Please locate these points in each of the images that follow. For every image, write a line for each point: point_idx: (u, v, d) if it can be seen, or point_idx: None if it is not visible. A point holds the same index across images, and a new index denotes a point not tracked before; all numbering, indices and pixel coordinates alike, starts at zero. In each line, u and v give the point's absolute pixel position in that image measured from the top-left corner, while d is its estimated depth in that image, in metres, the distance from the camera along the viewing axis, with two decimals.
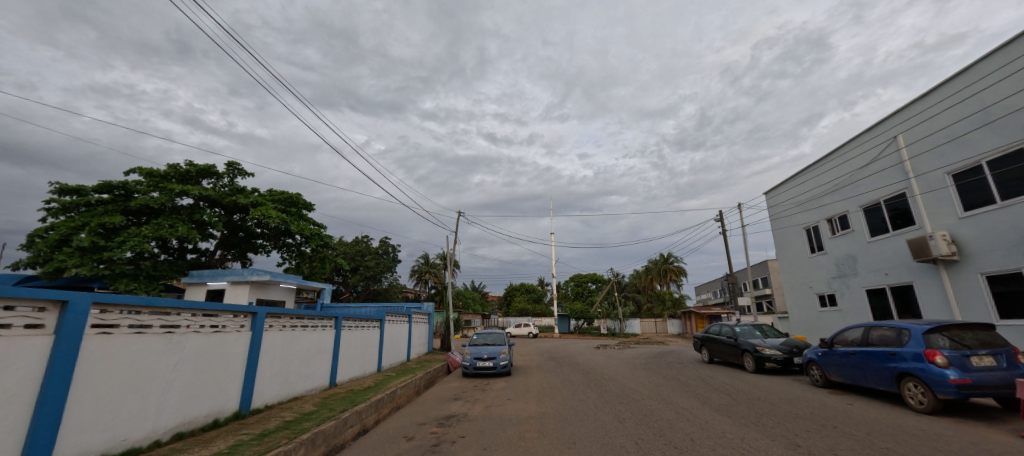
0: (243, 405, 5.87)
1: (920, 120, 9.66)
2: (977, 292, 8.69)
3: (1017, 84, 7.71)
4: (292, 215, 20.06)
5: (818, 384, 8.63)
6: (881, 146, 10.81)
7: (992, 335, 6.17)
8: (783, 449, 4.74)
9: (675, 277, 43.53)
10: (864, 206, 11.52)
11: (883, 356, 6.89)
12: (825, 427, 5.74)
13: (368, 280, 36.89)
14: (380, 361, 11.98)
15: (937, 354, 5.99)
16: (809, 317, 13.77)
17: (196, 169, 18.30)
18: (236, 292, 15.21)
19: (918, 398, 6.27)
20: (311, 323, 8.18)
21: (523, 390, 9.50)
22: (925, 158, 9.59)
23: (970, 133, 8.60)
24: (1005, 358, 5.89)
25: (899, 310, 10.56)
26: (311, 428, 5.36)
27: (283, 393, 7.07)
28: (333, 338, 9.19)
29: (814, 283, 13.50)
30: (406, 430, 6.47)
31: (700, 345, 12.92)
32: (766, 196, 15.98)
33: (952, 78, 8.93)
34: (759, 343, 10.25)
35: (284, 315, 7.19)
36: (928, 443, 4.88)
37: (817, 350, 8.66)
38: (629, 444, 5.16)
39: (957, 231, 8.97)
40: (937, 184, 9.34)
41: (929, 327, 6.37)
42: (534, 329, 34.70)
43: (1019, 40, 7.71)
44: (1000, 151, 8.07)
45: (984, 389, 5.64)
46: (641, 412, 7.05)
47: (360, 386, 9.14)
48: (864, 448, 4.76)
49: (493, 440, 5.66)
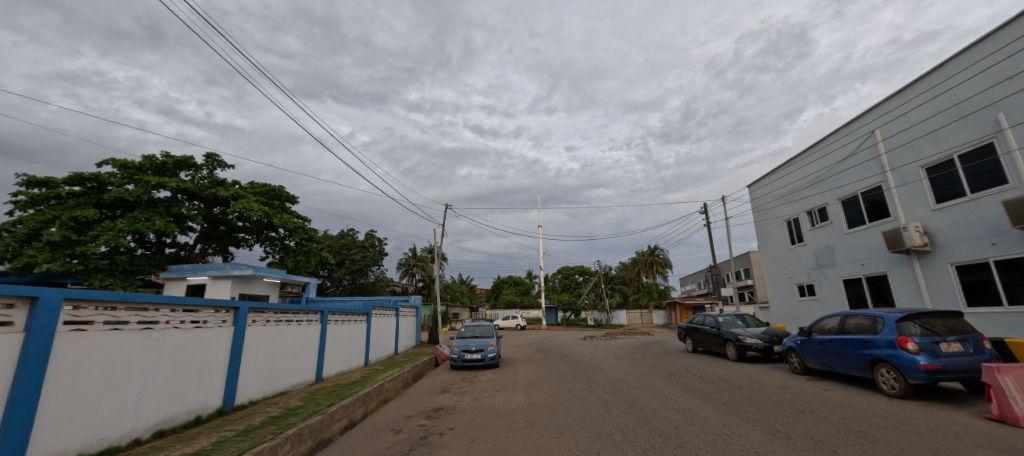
0: (226, 401, 5.77)
1: (897, 115, 9.93)
2: (947, 282, 9.04)
3: (989, 79, 7.96)
4: (275, 208, 19.62)
5: (796, 371, 8.91)
6: (859, 140, 11.09)
7: (961, 322, 6.42)
8: (763, 434, 4.88)
9: (661, 269, 43.97)
10: (842, 198, 11.83)
11: (858, 343, 7.15)
12: (803, 412, 5.94)
13: (355, 274, 36.49)
14: (367, 355, 11.89)
15: (909, 341, 6.24)
16: (788, 306, 14.18)
17: (173, 161, 17.73)
18: (217, 287, 14.86)
19: (890, 383, 6.52)
20: (295, 318, 8.04)
21: (511, 382, 9.58)
22: (901, 152, 9.86)
23: (942, 128, 8.87)
24: (972, 344, 6.13)
25: (874, 299, 10.92)
26: (297, 424, 5.30)
27: (268, 388, 6.96)
28: (319, 333, 9.08)
29: (794, 273, 13.87)
30: (393, 423, 6.46)
31: (684, 335, 13.17)
32: (749, 188, 16.24)
33: (927, 74, 9.20)
34: (741, 332, 10.50)
35: (267, 310, 7.05)
36: (899, 426, 5.09)
37: (797, 338, 8.91)
38: (616, 432, 5.27)
39: (930, 223, 9.29)
40: (911, 177, 9.64)
41: (902, 315, 6.60)
42: (522, 322, 35.07)
43: (989, 39, 7.97)
44: (971, 146, 8.35)
45: (952, 374, 5.88)
46: (626, 401, 7.18)
47: (347, 381, 9.06)
48: (839, 431, 4.93)
49: (481, 431, 5.69)
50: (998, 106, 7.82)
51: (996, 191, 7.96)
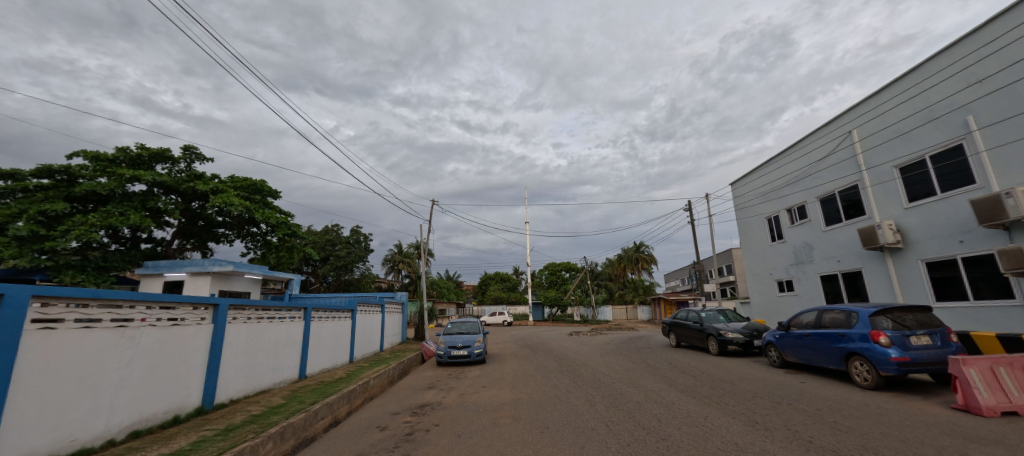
0: (205, 400, 5.63)
1: (873, 116, 10.24)
2: (918, 278, 9.38)
3: (960, 82, 8.24)
4: (256, 203, 19.13)
5: (775, 365, 9.15)
6: (837, 141, 11.40)
7: (929, 317, 6.68)
8: (742, 426, 5.02)
9: (647, 266, 43.13)
10: (821, 197, 12.14)
11: (834, 337, 7.38)
12: (780, 404, 6.11)
13: (339, 271, 35.94)
14: (352, 352, 11.75)
15: (881, 334, 6.48)
16: (768, 301, 14.54)
17: (149, 153, 17.14)
18: (196, 283, 14.46)
19: (864, 375, 6.75)
20: (277, 315, 7.90)
21: (498, 378, 9.61)
22: (877, 152, 10.17)
23: (915, 129, 9.18)
24: (940, 337, 6.38)
25: (849, 294, 11.28)
26: (279, 422, 5.21)
27: (249, 387, 6.82)
28: (302, 330, 8.93)
29: (774, 270, 14.22)
30: (378, 420, 6.41)
31: (668, 331, 13.38)
32: (732, 186, 16.54)
33: (901, 77, 9.50)
34: (723, 327, 10.71)
35: (248, 307, 6.89)
36: (871, 416, 5.29)
37: (776, 333, 9.14)
38: (601, 426, 5.34)
39: (903, 221, 9.62)
40: (886, 177, 9.97)
41: (875, 310, 6.83)
42: (509, 318, 35.10)
43: (961, 43, 8.25)
44: (942, 147, 8.66)
45: (921, 366, 6.13)
46: (611, 395, 7.27)
47: (331, 378, 8.94)
48: (814, 422, 5.10)
49: (467, 426, 5.70)
50: (968, 108, 8.13)
51: (964, 191, 8.27)
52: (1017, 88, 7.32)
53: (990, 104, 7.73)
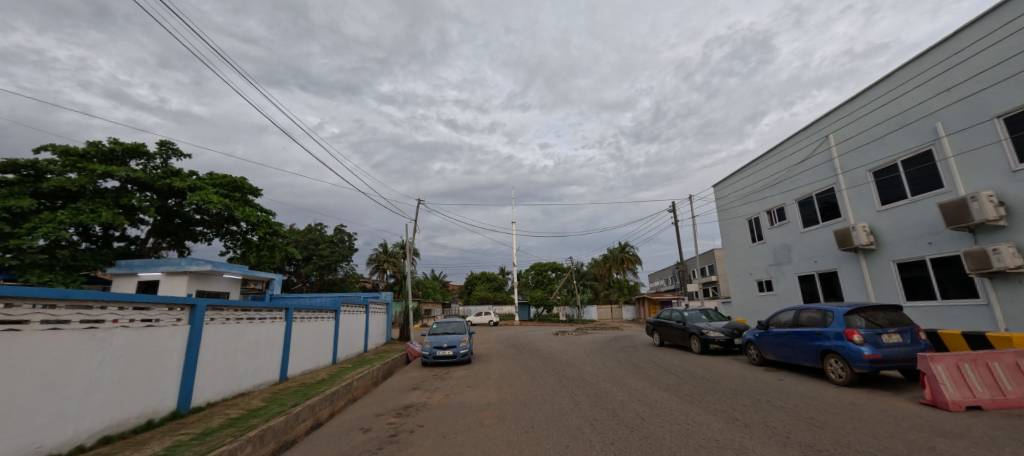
0: (181, 403, 5.46)
1: (848, 121, 10.58)
2: (890, 278, 9.73)
3: (930, 90, 8.58)
4: (236, 201, 18.65)
5: (755, 362, 9.37)
6: (814, 145, 11.74)
7: (900, 315, 6.93)
8: (722, 423, 5.12)
9: (632, 265, 43.18)
10: (799, 199, 12.48)
11: (811, 335, 7.59)
12: (759, 401, 6.26)
13: (323, 270, 35.33)
14: (335, 353, 11.55)
15: (855, 333, 6.71)
16: (748, 301, 14.88)
17: (122, 148, 16.54)
18: (172, 283, 14.04)
19: (838, 372, 6.97)
20: (258, 316, 7.72)
21: (483, 378, 9.58)
22: (852, 156, 10.51)
23: (888, 135, 9.53)
24: (910, 335, 6.63)
25: (826, 294, 11.63)
26: (259, 425, 5.08)
27: (228, 390, 6.64)
28: (284, 331, 8.74)
29: (754, 270, 14.55)
30: (361, 422, 6.32)
31: (651, 330, 13.56)
32: (714, 188, 16.87)
33: (875, 84, 9.84)
34: (705, 326, 10.92)
35: (227, 308, 6.72)
36: (846, 411, 5.46)
37: (755, 331, 9.36)
38: (585, 425, 5.37)
39: (875, 223, 9.98)
40: (860, 180, 10.31)
41: (849, 309, 7.06)
42: (495, 318, 35.09)
43: (931, 52, 8.59)
44: (913, 152, 9.01)
45: (892, 363, 6.37)
46: (595, 394, 7.34)
47: (313, 380, 8.78)
48: (792, 418, 5.23)
49: (452, 427, 5.66)
50: (936, 115, 8.48)
51: (933, 194, 8.61)
52: (982, 97, 7.66)
53: (958, 111, 8.07)
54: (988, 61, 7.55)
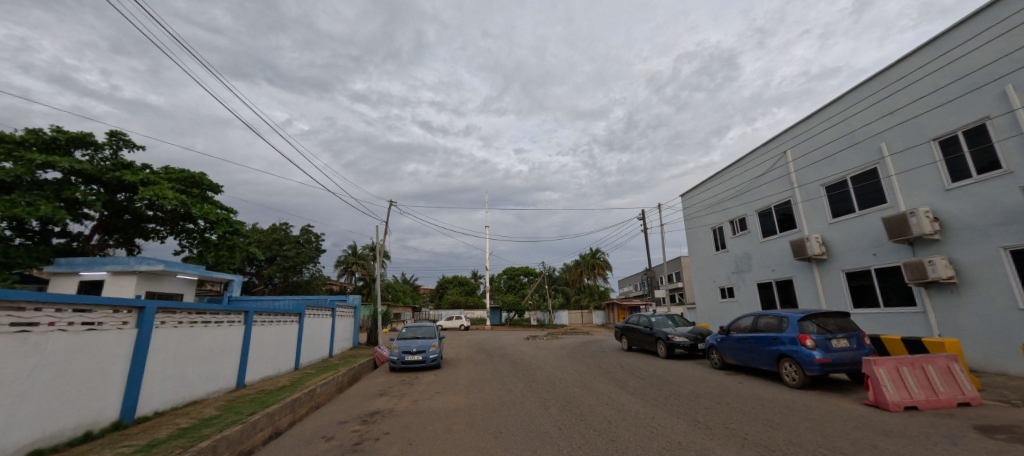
0: (125, 413, 5.07)
1: (803, 139, 11.28)
2: (839, 286, 10.39)
3: (876, 113, 9.28)
4: (194, 197, 17.66)
5: (717, 366, 9.73)
6: (773, 160, 12.42)
7: (848, 321, 7.40)
8: (685, 425, 5.29)
9: (602, 271, 43.98)
10: (759, 210, 13.15)
11: (768, 340, 7.97)
12: (720, 403, 6.51)
13: (287, 272, 33.96)
14: (298, 358, 11.10)
15: (808, 338, 7.10)
16: (712, 307, 15.48)
17: (66, 137, 15.35)
18: (119, 284, 13.10)
19: (791, 375, 7.35)
20: (214, 319, 7.33)
21: (453, 383, 9.47)
22: (807, 172, 11.19)
23: (839, 153, 10.22)
24: (856, 340, 7.09)
25: (782, 300, 12.25)
26: (211, 435, 4.80)
27: (179, 398, 6.24)
28: (242, 335, 8.33)
29: (717, 277, 15.16)
30: (324, 430, 6.09)
31: (620, 335, 13.84)
32: (681, 198, 17.51)
33: (827, 106, 10.56)
34: (671, 332, 11.25)
35: (179, 311, 6.34)
36: (798, 413, 5.77)
37: (717, 336, 9.73)
38: (553, 430, 5.41)
39: (827, 234, 10.64)
40: (814, 194, 10.99)
41: (803, 315, 7.47)
42: (466, 322, 34.80)
43: (877, 78, 9.30)
44: (860, 169, 9.70)
45: (840, 366, 6.79)
46: (564, 398, 7.40)
47: (273, 386, 8.39)
48: (749, 420, 5.47)
49: (419, 434, 5.55)
50: (881, 136, 9.17)
51: (878, 209, 9.28)
52: (920, 121, 8.35)
53: (899, 134, 8.76)
54: (926, 89, 8.24)
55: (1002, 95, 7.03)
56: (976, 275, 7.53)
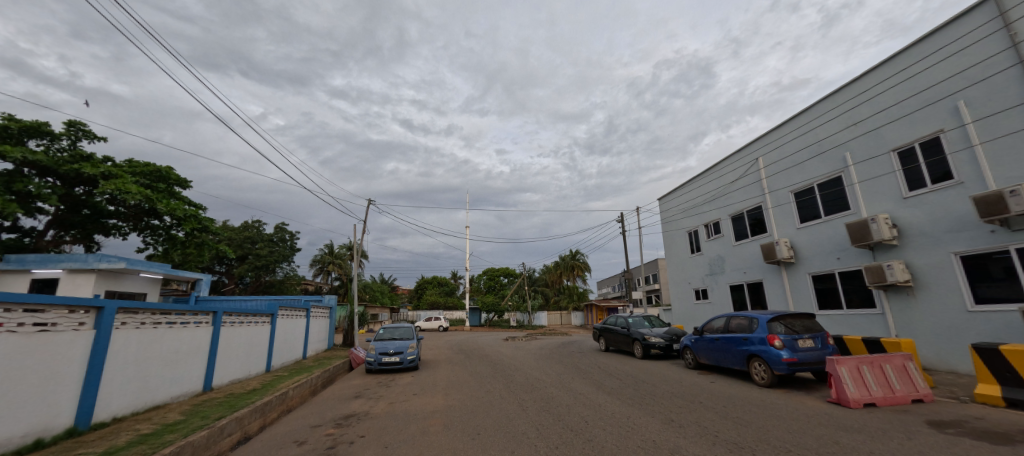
0: (80, 419, 4.80)
1: (774, 147, 11.73)
2: (805, 289, 10.84)
3: (841, 124, 9.75)
4: (160, 192, 16.87)
5: (690, 366, 9.98)
6: (746, 166, 12.86)
7: (813, 322, 7.73)
8: (660, 424, 5.41)
9: (581, 273, 44.52)
10: (732, 215, 13.58)
11: (739, 340, 8.24)
12: (693, 402, 6.68)
13: (259, 271, 32.88)
14: (270, 360, 10.76)
15: (776, 338, 7.37)
16: (687, 308, 15.87)
17: (19, 125, 14.42)
18: (75, 282, 12.38)
19: (760, 374, 7.63)
20: (180, 320, 7.03)
21: (431, 384, 9.37)
22: (777, 178, 11.64)
23: (807, 161, 10.67)
24: (820, 340, 7.42)
25: (753, 302, 12.69)
26: (175, 441, 4.59)
27: (140, 402, 5.95)
28: (210, 337, 8.01)
29: (692, 279, 15.57)
30: (296, 434, 5.92)
31: (598, 335, 14.01)
32: (659, 202, 17.90)
33: (796, 116, 11.01)
34: (647, 332, 11.48)
35: (142, 311, 6.05)
36: (767, 410, 5.98)
37: (691, 337, 9.98)
38: (530, 430, 5.43)
39: (795, 239, 11.08)
40: (784, 200, 11.44)
41: (772, 316, 7.75)
42: (445, 323, 34.52)
43: (842, 91, 9.77)
44: (826, 177, 10.15)
45: (805, 366, 7.08)
46: (542, 399, 7.44)
47: (243, 389, 8.10)
48: (720, 418, 5.64)
49: (396, 437, 5.47)
50: (845, 146, 9.63)
51: (842, 215, 9.74)
52: (881, 133, 8.82)
53: (862, 144, 9.23)
54: (886, 102, 8.70)
55: (954, 111, 7.51)
56: (929, 279, 7.99)
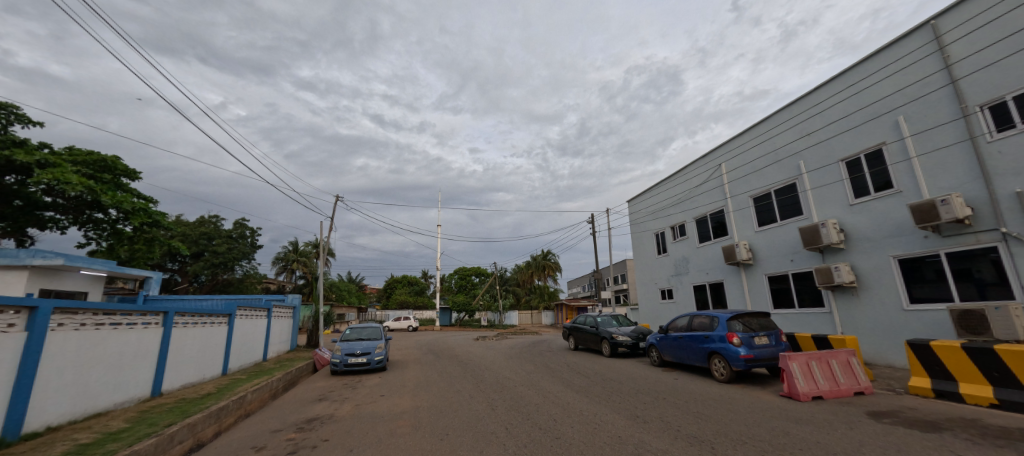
0: (7, 429, 4.37)
1: (735, 154, 12.31)
2: (762, 289, 11.44)
3: (795, 134, 10.35)
4: (105, 184, 15.68)
5: (656, 364, 10.31)
6: (709, 172, 13.43)
7: (768, 321, 8.16)
8: (626, 420, 5.56)
9: (552, 273, 45.12)
10: (696, 218, 14.14)
11: (701, 338, 8.58)
12: (657, 398, 6.90)
13: (216, 269, 31.17)
14: (226, 363, 10.23)
15: (735, 336, 7.73)
16: (653, 307, 16.38)
17: None
18: None
19: (720, 370, 7.98)
20: (125, 321, 6.56)
21: (398, 385, 9.20)
22: (738, 184, 12.22)
23: (765, 168, 11.26)
24: (774, 337, 7.85)
25: (714, 301, 13.26)
26: (120, 450, 4.28)
27: (79, 410, 5.50)
28: (160, 339, 7.52)
29: (658, 279, 16.08)
30: (253, 440, 5.66)
31: (568, 335, 14.21)
32: (628, 204, 18.38)
33: (756, 125, 11.61)
34: (615, 331, 11.77)
35: (82, 311, 5.61)
36: (725, 405, 6.26)
37: (657, 335, 10.31)
38: (499, 429, 5.44)
39: (754, 241, 11.66)
40: (743, 205, 12.03)
41: (731, 315, 8.13)
42: (415, 323, 33.99)
43: (797, 102, 10.38)
44: (781, 184, 10.76)
45: (761, 362, 7.48)
46: (511, 398, 7.47)
47: (196, 394, 7.65)
48: (683, 413, 5.86)
49: (361, 440, 5.34)
50: (799, 155, 10.24)
51: (795, 220, 10.35)
52: (830, 144, 9.44)
53: (814, 153, 9.83)
54: (836, 115, 9.32)
55: (894, 125, 8.15)
56: (871, 280, 8.63)
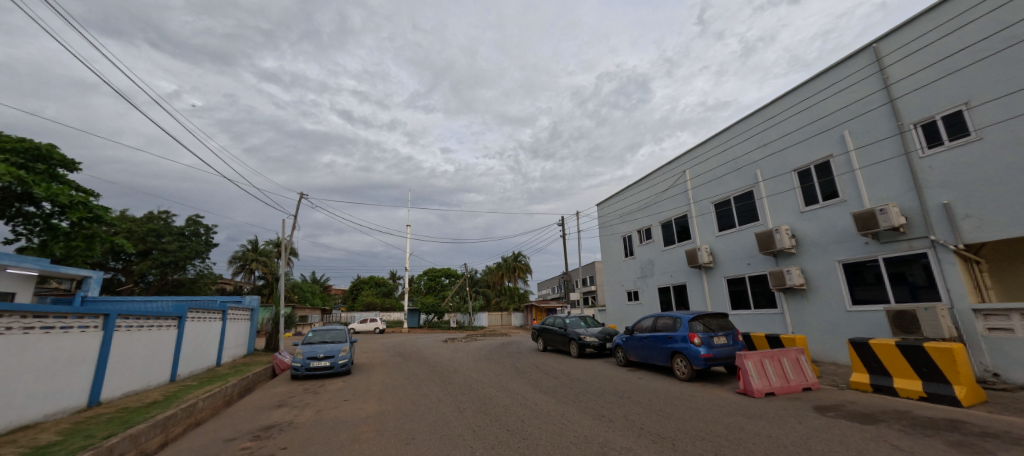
0: None
1: (698, 161, 12.85)
2: (722, 291, 11.99)
3: (753, 144, 10.94)
4: (38, 174, 14.35)
5: (622, 364, 10.57)
6: (675, 178, 13.95)
7: (726, 321, 8.56)
8: (591, 420, 5.67)
9: (523, 274, 45.44)
10: (661, 222, 14.64)
11: (664, 339, 8.89)
12: (622, 397, 7.08)
13: (165, 269, 29.17)
14: (175, 368, 9.59)
15: (695, 336, 8.06)
16: (620, 308, 16.80)
17: None
18: None
19: (681, 369, 8.29)
20: (59, 324, 6.02)
21: (363, 389, 8.96)
22: (700, 190, 12.77)
23: (725, 176, 11.82)
24: (732, 337, 8.25)
25: (677, 303, 13.77)
26: None
27: (3, 422, 4.99)
28: (100, 344, 6.96)
29: (625, 281, 16.51)
30: (203, 450, 5.34)
31: (537, 336, 14.31)
32: (597, 208, 18.75)
33: (717, 135, 12.18)
34: (583, 332, 11.97)
35: (7, 314, 5.10)
36: (686, 403, 6.51)
37: (623, 336, 10.57)
38: (466, 432, 5.42)
39: (715, 245, 12.20)
40: (705, 210, 12.57)
41: (693, 316, 8.47)
42: (383, 325, 33.23)
43: (755, 114, 10.97)
44: (740, 191, 11.32)
45: (719, 361, 7.84)
46: (478, 400, 7.45)
47: (141, 402, 7.14)
48: (646, 411, 6.04)
49: (322, 446, 5.17)
50: (756, 165, 10.82)
51: (752, 225, 10.92)
52: (784, 155, 10.04)
53: (770, 163, 10.42)
54: (789, 128, 9.93)
55: (840, 140, 8.78)
56: (819, 283, 9.23)
